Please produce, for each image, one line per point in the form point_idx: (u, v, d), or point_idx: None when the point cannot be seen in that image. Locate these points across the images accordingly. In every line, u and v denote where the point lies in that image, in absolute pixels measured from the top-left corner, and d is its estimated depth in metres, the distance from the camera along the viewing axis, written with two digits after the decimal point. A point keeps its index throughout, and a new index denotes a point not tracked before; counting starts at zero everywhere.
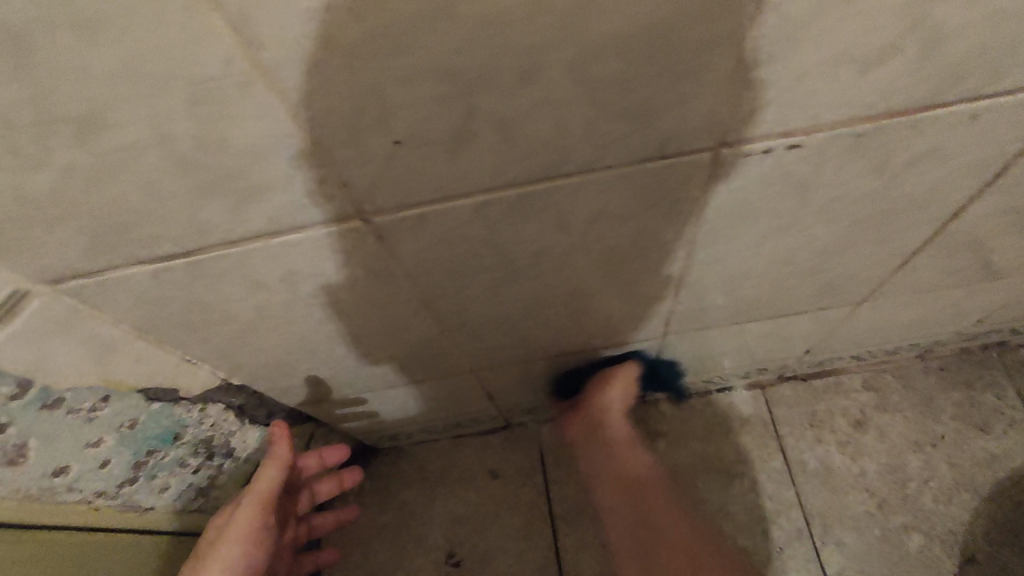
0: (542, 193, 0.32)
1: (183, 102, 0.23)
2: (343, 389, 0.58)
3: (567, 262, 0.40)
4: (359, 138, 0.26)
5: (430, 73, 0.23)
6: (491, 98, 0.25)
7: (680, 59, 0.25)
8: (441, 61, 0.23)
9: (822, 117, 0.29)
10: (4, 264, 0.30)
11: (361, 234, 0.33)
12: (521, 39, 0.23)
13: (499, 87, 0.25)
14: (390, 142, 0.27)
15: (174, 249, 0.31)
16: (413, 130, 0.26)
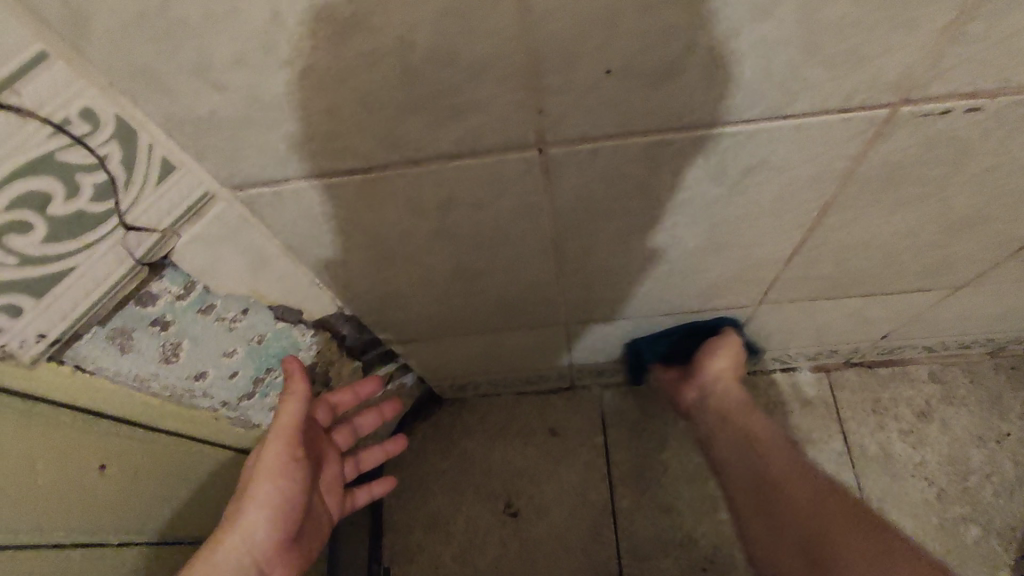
0: (714, 137, 0.33)
1: (437, 10, 0.24)
2: (437, 331, 0.60)
3: (703, 214, 0.41)
4: (573, 64, 0.27)
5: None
6: (714, 32, 0.26)
7: (906, 6, 0.25)
8: None
9: (1013, 80, 0.29)
10: (203, 166, 0.32)
11: (531, 164, 0.34)
12: None
13: (726, 20, 0.26)
14: (601, 71, 0.28)
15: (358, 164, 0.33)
16: (628, 60, 0.27)
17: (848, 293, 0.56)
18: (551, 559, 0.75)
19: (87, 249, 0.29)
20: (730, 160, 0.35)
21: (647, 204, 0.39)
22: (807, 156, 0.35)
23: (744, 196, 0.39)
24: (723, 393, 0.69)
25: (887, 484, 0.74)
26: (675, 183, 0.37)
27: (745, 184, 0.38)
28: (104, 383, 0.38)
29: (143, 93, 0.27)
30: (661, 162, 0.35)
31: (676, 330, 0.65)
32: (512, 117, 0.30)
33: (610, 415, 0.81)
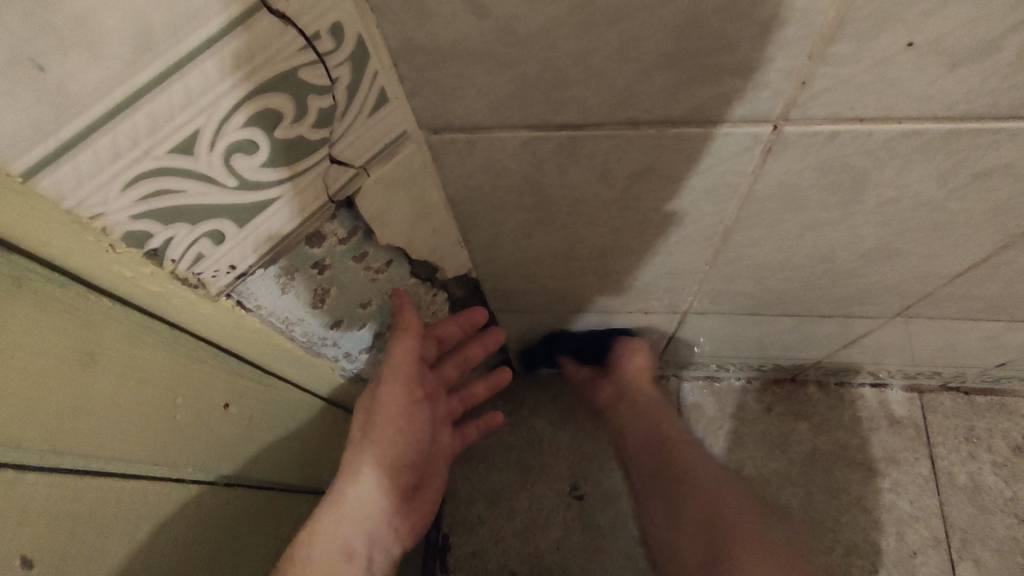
0: (974, 134, 0.30)
1: None
2: (548, 305, 0.58)
3: (901, 218, 0.38)
4: (878, 31, 0.24)
5: None
6: None
7: None
8: None
9: None
10: (411, 102, 0.29)
11: (757, 141, 0.31)
12: None
13: None
14: (905, 42, 0.24)
15: (575, 120, 0.30)
16: (938, 34, 0.24)
17: (992, 316, 0.53)
18: (614, 547, 0.74)
19: (292, 178, 0.27)
20: (969, 161, 0.32)
21: (849, 199, 0.36)
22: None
23: (957, 203, 0.36)
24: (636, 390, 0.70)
25: (972, 516, 0.71)
26: (895, 180, 0.34)
27: (969, 189, 0.34)
28: (252, 323, 0.37)
29: (394, 14, 0.24)
30: (898, 156, 0.32)
31: (786, 333, 0.63)
32: (773, 85, 0.27)
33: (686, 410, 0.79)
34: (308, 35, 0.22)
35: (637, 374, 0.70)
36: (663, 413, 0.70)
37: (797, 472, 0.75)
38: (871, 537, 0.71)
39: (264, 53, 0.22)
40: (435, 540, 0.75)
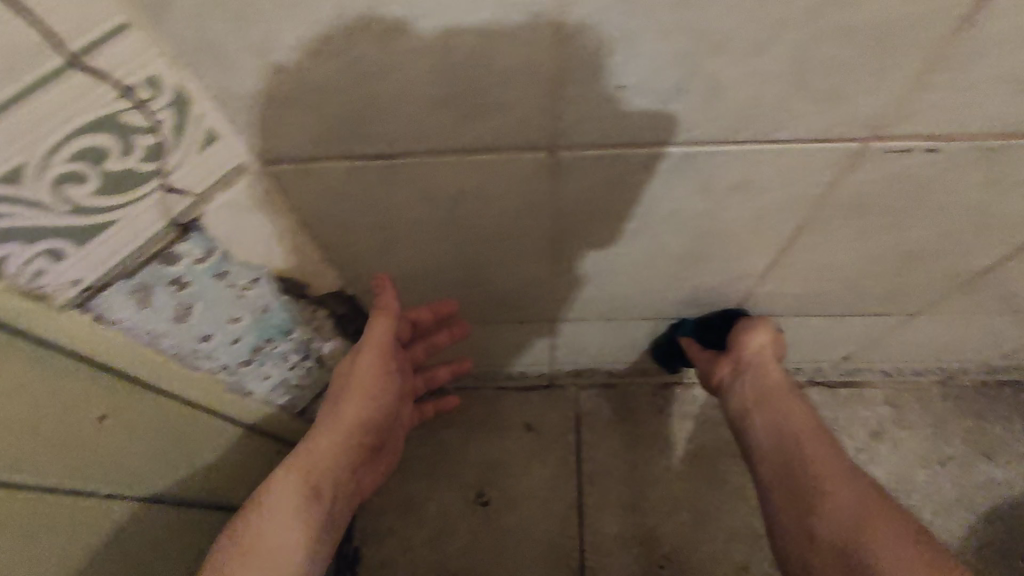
0: (708, 155, 0.37)
1: (482, 18, 0.28)
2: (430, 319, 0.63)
3: (690, 225, 0.45)
4: (593, 78, 0.30)
5: (691, 30, 0.28)
6: (719, 62, 0.29)
7: (886, 55, 0.29)
8: (701, 24, 0.27)
9: (965, 128, 0.34)
10: (240, 138, 0.34)
11: (541, 164, 0.37)
12: (775, 14, 0.27)
13: (732, 54, 0.29)
14: (615, 87, 0.31)
15: (386, 150, 0.36)
16: (640, 81, 0.31)
17: (815, 310, 0.60)
18: (518, 550, 0.77)
19: (133, 203, 0.32)
20: (721, 174, 0.39)
21: (639, 210, 0.43)
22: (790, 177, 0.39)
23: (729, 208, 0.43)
24: (761, 376, 0.60)
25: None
26: (671, 190, 0.41)
27: (733, 196, 0.41)
28: (118, 337, 0.40)
29: (205, 68, 0.29)
30: (665, 173, 0.39)
31: (652, 336, 0.69)
32: (533, 119, 0.33)
33: (584, 417, 0.84)
34: (124, 85, 0.28)
35: (761, 354, 0.60)
36: (770, 370, 0.60)
37: (685, 466, 0.80)
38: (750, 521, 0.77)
39: (85, 101, 0.27)
40: (345, 553, 0.78)
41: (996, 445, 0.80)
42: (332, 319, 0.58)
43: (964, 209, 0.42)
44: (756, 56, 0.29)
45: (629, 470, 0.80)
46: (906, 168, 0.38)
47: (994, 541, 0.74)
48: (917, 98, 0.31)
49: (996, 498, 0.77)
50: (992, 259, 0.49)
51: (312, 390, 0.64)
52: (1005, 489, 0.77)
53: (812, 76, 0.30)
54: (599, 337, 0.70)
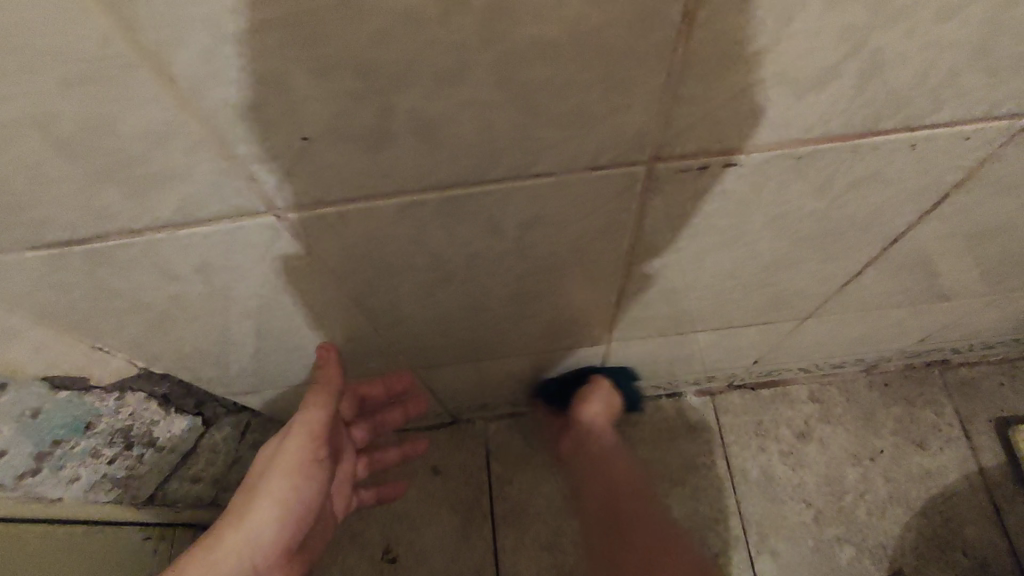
0: (471, 198, 0.30)
1: (63, 84, 0.21)
2: (276, 382, 0.55)
3: (500, 267, 0.38)
4: (264, 132, 0.24)
5: (346, 66, 0.21)
6: (411, 98, 0.23)
7: (612, 68, 0.23)
8: (353, 57, 0.21)
9: (759, 137, 0.28)
10: None
11: (277, 228, 0.31)
12: (438, 38, 0.21)
13: (417, 88, 0.22)
14: (298, 139, 0.25)
15: (70, 235, 0.29)
16: (324, 128, 0.24)
17: (696, 327, 0.53)
18: None
19: None
20: (503, 215, 0.32)
21: (432, 258, 0.36)
22: (582, 205, 0.32)
23: (539, 247, 0.36)
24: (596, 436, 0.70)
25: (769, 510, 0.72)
26: (452, 237, 0.34)
27: (530, 232, 0.34)
28: None
29: None
30: (431, 217, 0.32)
31: (536, 368, 0.62)
32: (227, 185, 0.27)
33: (494, 450, 0.78)
34: None
35: (598, 424, 0.69)
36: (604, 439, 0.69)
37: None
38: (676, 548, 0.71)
39: None
40: None
41: (929, 433, 0.74)
42: (154, 400, 0.51)
43: (806, 217, 0.35)
44: (445, 88, 0.23)
45: (546, 505, 0.75)
46: (712, 182, 0.31)
47: (932, 538, 0.69)
48: (677, 111, 0.25)
49: (931, 490, 0.71)
50: (865, 260, 0.43)
51: (155, 474, 0.57)
52: (940, 480, 0.72)
53: (534, 104, 0.24)
54: (483, 376, 0.63)
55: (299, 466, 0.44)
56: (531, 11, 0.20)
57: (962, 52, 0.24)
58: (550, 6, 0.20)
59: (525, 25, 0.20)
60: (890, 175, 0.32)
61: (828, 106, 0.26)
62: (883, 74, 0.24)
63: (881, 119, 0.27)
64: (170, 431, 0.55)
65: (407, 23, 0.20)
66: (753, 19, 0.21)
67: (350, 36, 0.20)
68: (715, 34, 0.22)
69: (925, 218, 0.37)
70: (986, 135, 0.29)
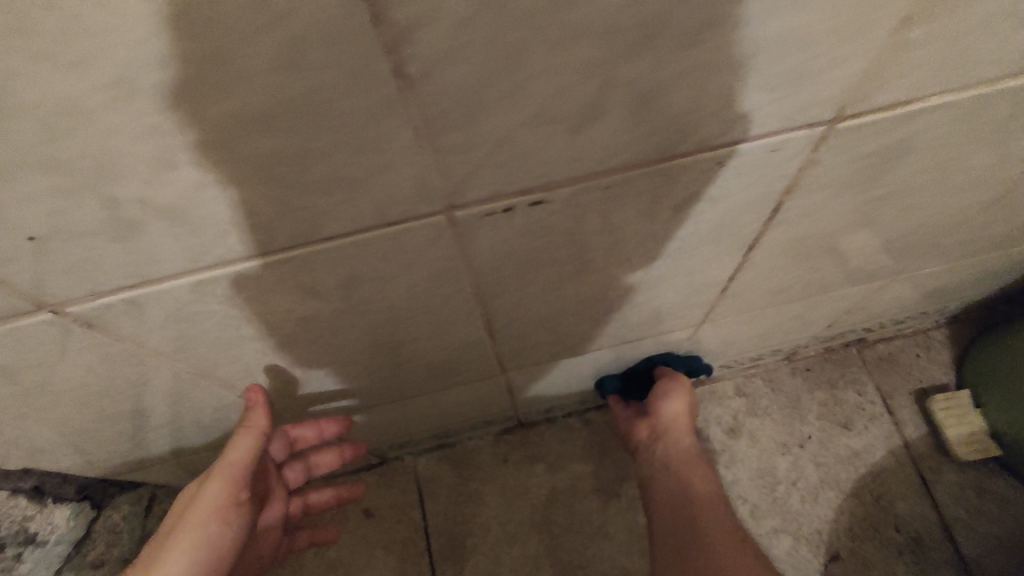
0: (266, 269, 0.28)
1: None
2: (160, 458, 0.52)
3: (341, 324, 0.36)
4: None
5: (32, 163, 0.19)
6: (130, 184, 0.21)
7: (347, 130, 0.21)
8: (34, 153, 0.19)
9: (553, 176, 0.26)
10: None
11: (62, 324, 0.28)
12: (123, 123, 0.18)
13: (131, 173, 0.20)
14: (24, 238, 0.22)
15: None
16: (47, 224, 0.22)
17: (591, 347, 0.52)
18: None
19: None
20: (315, 278, 0.30)
21: (262, 325, 0.34)
22: (399, 259, 0.30)
23: (374, 301, 0.34)
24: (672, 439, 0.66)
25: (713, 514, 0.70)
26: (273, 305, 0.32)
27: (356, 290, 0.32)
28: None
29: None
30: (237, 290, 0.29)
31: (445, 403, 0.60)
32: None
33: (426, 485, 0.75)
34: None
35: (678, 422, 0.66)
36: (669, 432, 0.65)
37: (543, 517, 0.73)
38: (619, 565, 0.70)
39: None
40: None
41: (853, 413, 0.74)
42: (22, 495, 0.48)
43: (646, 239, 0.34)
44: (170, 170, 0.21)
45: (485, 536, 0.73)
46: (530, 223, 0.29)
47: (864, 517, 0.69)
48: (449, 165, 0.24)
49: (860, 470, 0.72)
50: (732, 267, 0.42)
51: (45, 565, 0.55)
52: (868, 459, 0.72)
53: (282, 173, 0.22)
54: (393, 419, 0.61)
55: (223, 511, 0.37)
56: (216, 85, 0.18)
57: (729, 75, 0.22)
58: (235, 80, 0.18)
59: (218, 98, 0.18)
60: (713, 192, 0.31)
61: (608, 140, 0.24)
62: (652, 103, 0.23)
63: (674, 146, 0.26)
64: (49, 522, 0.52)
65: (73, 112, 0.18)
66: (478, 71, 0.20)
67: (16, 135, 0.18)
68: (446, 85, 0.20)
69: (771, 224, 0.37)
70: (795, 145, 0.28)
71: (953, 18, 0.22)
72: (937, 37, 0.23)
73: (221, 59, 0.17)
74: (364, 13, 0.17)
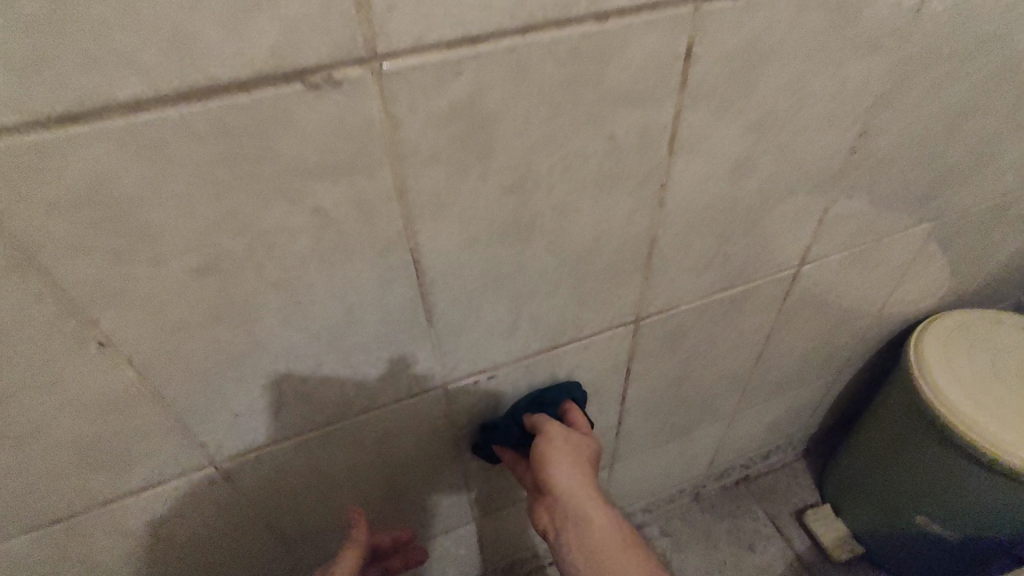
0: (340, 429, 0.48)
1: (98, 414, 0.37)
2: None
3: (371, 472, 0.54)
4: (209, 415, 0.41)
5: (258, 373, 0.40)
6: (295, 380, 0.42)
7: (401, 343, 0.44)
8: (262, 368, 0.40)
9: (498, 359, 0.49)
10: None
11: (211, 478, 0.45)
12: (307, 350, 0.40)
13: (298, 374, 0.42)
14: (230, 415, 0.42)
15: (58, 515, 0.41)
16: (246, 406, 0.42)
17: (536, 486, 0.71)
18: None
19: None
20: (364, 434, 0.50)
21: (322, 477, 0.52)
22: (413, 417, 0.51)
23: (394, 451, 0.53)
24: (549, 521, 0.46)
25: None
26: (333, 458, 0.50)
27: (386, 442, 0.52)
28: None
29: None
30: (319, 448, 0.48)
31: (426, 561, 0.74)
32: (183, 454, 0.42)
33: None
34: None
35: (572, 489, 0.44)
36: (570, 514, 0.43)
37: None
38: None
39: None
40: None
41: (753, 536, 0.93)
42: None
43: None
44: (313, 368, 0.42)
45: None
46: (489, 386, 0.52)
47: None
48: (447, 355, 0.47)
49: None
50: (617, 412, 0.65)
51: None
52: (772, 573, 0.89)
53: (366, 368, 0.44)
54: None
55: None
56: (352, 330, 0.41)
57: (575, 304, 0.48)
58: (360, 326, 0.41)
59: (351, 335, 0.41)
60: (588, 362, 0.55)
61: (524, 338, 0.49)
62: (541, 319, 0.48)
63: (559, 338, 0.51)
64: None
65: (289, 347, 0.39)
66: (462, 314, 0.44)
67: (261, 359, 0.39)
68: (448, 320, 0.44)
69: (630, 380, 0.61)
70: (621, 333, 0.54)
71: (668, 272, 0.50)
72: (663, 280, 0.50)
73: (357, 318, 0.40)
74: (418, 297, 0.41)
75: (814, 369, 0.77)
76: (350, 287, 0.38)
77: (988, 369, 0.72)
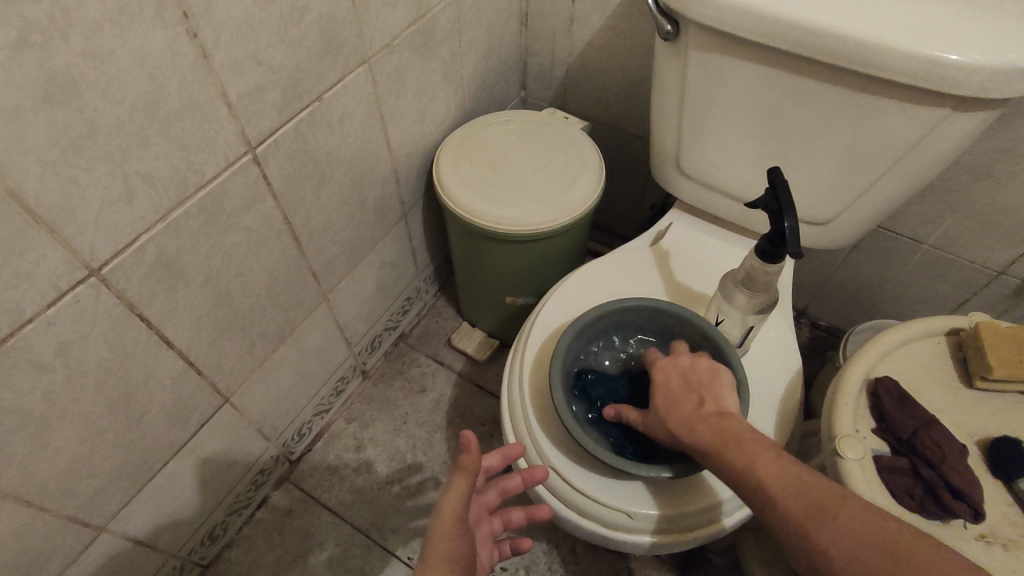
0: (193, 211, 0.57)
1: None
2: (144, 473, 0.67)
3: (238, 275, 0.66)
4: (65, 179, 0.45)
5: (83, 132, 0.45)
6: (139, 161, 0.50)
7: (204, 108, 0.53)
8: (86, 122, 0.45)
9: (278, 101, 0.60)
10: None
11: (95, 288, 0.51)
12: (127, 119, 0.47)
13: (140, 152, 0.50)
14: (93, 199, 0.48)
15: None
16: (97, 181, 0.47)
17: (353, 263, 0.86)
18: (389, 541, 0.93)
19: None
20: (216, 208, 0.59)
21: (197, 282, 0.61)
22: (246, 192, 0.62)
23: (245, 235, 0.65)
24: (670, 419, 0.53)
25: (482, 348, 1.09)
26: (197, 256, 0.60)
27: (233, 230, 0.63)
28: None
29: None
30: (182, 237, 0.57)
31: (307, 356, 0.87)
32: (62, 271, 0.48)
33: (320, 438, 1.02)
34: None
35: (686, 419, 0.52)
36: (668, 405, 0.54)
37: (403, 426, 1.03)
38: (459, 411, 1.05)
39: None
40: None
41: None
42: (41, 478, 0.56)
43: (339, 149, 0.72)
44: (145, 147, 0.50)
45: (368, 472, 0.99)
46: (288, 146, 0.64)
47: None
48: (245, 116, 0.57)
49: None
50: (389, 154, 0.82)
51: None
52: None
53: (188, 140, 0.53)
54: (286, 379, 0.84)
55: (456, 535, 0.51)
56: (162, 85, 0.48)
57: (315, 37, 0.61)
58: (162, 78, 0.48)
59: (162, 91, 0.49)
60: (352, 110, 0.71)
61: (299, 100, 0.63)
62: (301, 84, 0.62)
63: (321, 76, 0.64)
64: (105, 536, 0.67)
65: (125, 129, 0.47)
66: (249, 77, 0.56)
67: (93, 121, 0.45)
68: (233, 79, 0.54)
69: (389, 134, 0.79)
70: (360, 80, 0.69)
71: (369, 28, 0.67)
72: (365, 12, 0.65)
73: (162, 88, 0.49)
74: (197, 42, 0.49)
75: (502, 98, 1.04)
76: (144, 54, 0.46)
77: (521, 135, 0.91)
